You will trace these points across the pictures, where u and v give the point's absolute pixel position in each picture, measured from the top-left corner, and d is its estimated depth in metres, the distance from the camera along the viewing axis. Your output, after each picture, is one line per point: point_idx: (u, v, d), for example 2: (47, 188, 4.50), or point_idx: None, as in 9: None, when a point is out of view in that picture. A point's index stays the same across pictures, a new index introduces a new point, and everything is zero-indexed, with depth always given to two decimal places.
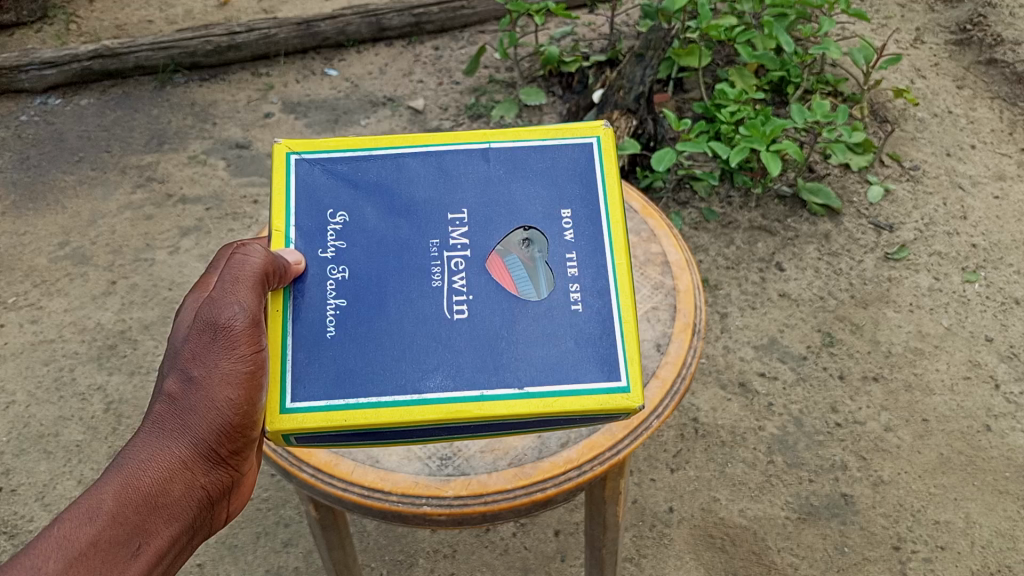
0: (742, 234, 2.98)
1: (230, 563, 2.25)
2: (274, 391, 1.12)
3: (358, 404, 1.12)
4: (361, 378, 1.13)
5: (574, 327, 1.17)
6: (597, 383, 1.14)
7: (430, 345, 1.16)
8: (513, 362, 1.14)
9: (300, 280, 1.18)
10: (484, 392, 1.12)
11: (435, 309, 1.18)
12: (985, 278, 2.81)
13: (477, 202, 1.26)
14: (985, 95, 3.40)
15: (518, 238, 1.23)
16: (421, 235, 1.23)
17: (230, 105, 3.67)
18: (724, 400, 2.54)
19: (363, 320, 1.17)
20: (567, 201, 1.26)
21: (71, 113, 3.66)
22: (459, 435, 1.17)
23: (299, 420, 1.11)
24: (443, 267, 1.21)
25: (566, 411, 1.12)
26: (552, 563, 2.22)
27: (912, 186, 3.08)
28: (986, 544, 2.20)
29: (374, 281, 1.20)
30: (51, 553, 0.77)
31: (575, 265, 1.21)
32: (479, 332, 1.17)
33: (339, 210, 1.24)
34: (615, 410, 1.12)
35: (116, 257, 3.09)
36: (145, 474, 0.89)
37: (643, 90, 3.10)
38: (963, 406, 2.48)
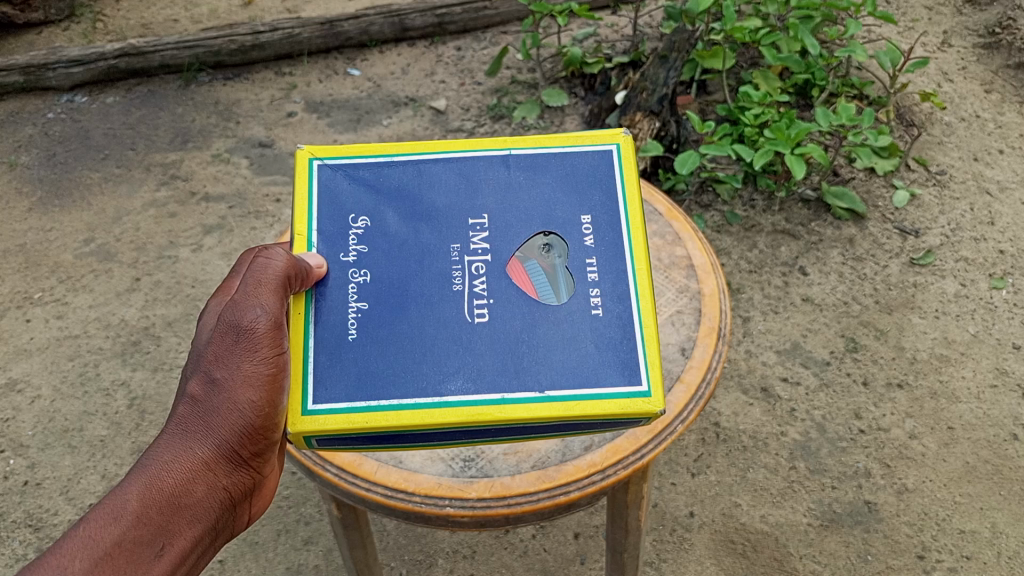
0: (765, 238, 2.96)
1: (251, 561, 2.26)
2: (296, 393, 1.12)
3: (379, 406, 1.12)
4: (383, 380, 1.13)
5: (594, 331, 1.17)
6: (617, 388, 1.13)
7: (452, 348, 1.16)
8: (534, 365, 1.14)
9: (321, 283, 1.19)
10: (505, 394, 1.12)
11: (456, 313, 1.18)
12: (1013, 285, 2.78)
13: (497, 207, 1.25)
14: (1013, 99, 3.37)
15: (538, 243, 1.23)
16: (441, 239, 1.23)
17: (254, 104, 3.70)
18: (746, 404, 2.52)
19: (384, 323, 1.17)
20: (587, 207, 1.25)
21: (97, 111, 3.71)
22: (481, 438, 1.16)
23: (321, 421, 1.11)
24: (464, 272, 1.21)
25: (587, 415, 1.11)
26: (571, 565, 2.21)
27: (938, 190, 3.06)
28: (1013, 554, 2.17)
29: (395, 284, 1.20)
30: (76, 553, 0.77)
31: (595, 270, 1.21)
32: (501, 335, 1.16)
33: (361, 215, 1.24)
34: (637, 414, 1.12)
35: (141, 254, 3.12)
36: (168, 475, 0.89)
37: (666, 92, 3.11)
38: (989, 415, 2.45)
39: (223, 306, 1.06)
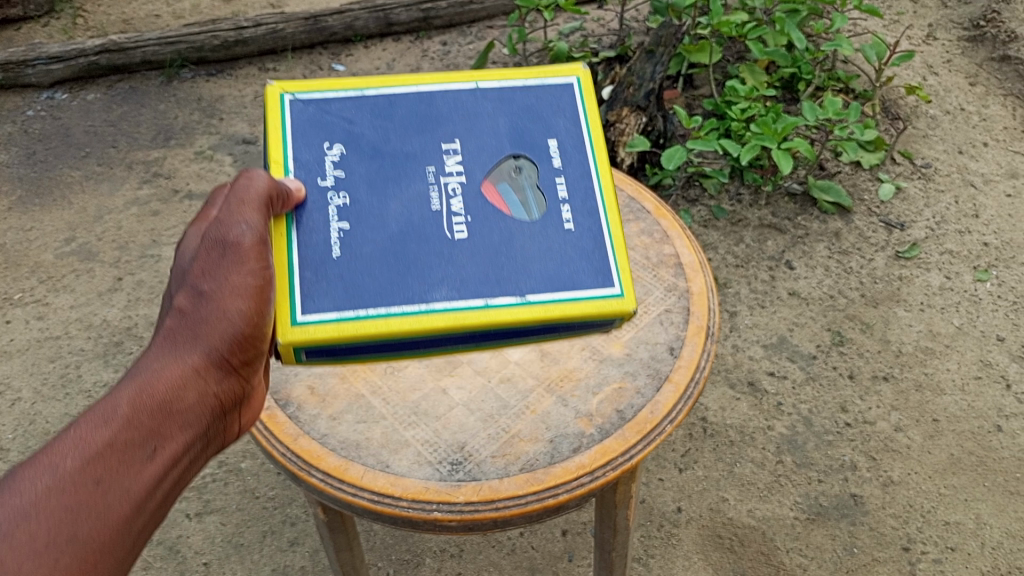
0: (752, 233, 2.96)
1: (237, 562, 2.24)
2: (283, 306, 1.10)
3: (368, 315, 1.10)
4: (370, 291, 1.11)
5: (568, 243, 1.18)
6: (589, 291, 1.15)
7: (435, 262, 1.14)
8: (514, 273, 1.14)
9: (300, 205, 1.15)
10: (488, 299, 1.12)
11: (437, 231, 1.16)
12: (997, 277, 2.80)
13: (470, 133, 1.24)
14: (998, 92, 3.42)
15: (509, 166, 1.22)
16: (416, 163, 1.21)
17: (237, 100, 3.67)
18: (733, 399, 2.52)
19: (368, 240, 1.15)
20: (553, 132, 1.25)
21: (77, 108, 3.66)
22: (467, 346, 1.16)
23: (311, 331, 1.09)
24: (441, 192, 1.19)
25: (567, 316, 1.13)
26: (559, 563, 2.21)
27: (923, 183, 3.08)
28: (996, 545, 2.18)
29: (375, 204, 1.17)
30: (68, 454, 0.81)
31: (565, 188, 1.21)
32: (481, 245, 1.16)
33: (334, 141, 1.21)
34: (611, 314, 1.14)
35: (123, 254, 3.08)
36: (158, 381, 0.90)
37: (653, 86, 3.09)
38: (974, 406, 2.46)
39: (210, 222, 1.06)
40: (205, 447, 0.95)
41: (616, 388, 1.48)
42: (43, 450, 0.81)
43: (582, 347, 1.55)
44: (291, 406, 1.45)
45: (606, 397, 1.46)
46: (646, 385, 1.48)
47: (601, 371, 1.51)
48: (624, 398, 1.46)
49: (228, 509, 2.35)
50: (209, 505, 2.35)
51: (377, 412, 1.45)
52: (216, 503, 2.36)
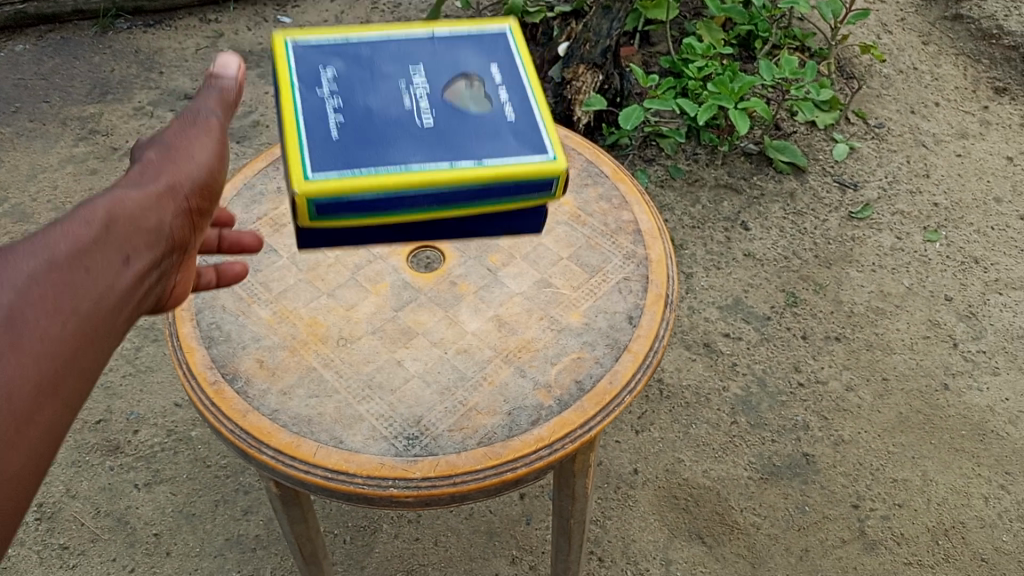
0: (708, 193, 2.96)
1: (188, 532, 2.19)
2: (292, 163, 1.04)
3: (360, 172, 1.04)
4: (358, 155, 1.06)
5: (512, 125, 1.13)
6: (527, 143, 1.09)
7: (406, 140, 1.09)
8: (472, 133, 1.10)
9: (295, 104, 1.12)
10: (452, 152, 1.07)
11: (409, 121, 1.11)
12: (946, 238, 2.85)
13: (434, 58, 1.20)
14: (949, 51, 3.50)
15: (463, 81, 1.18)
16: (387, 78, 1.17)
17: (178, 53, 3.52)
18: (689, 360, 2.52)
19: (355, 127, 1.10)
20: (495, 58, 1.22)
21: (5, 60, 3.47)
22: (451, 205, 1.11)
23: (318, 183, 1.03)
24: (410, 96, 1.15)
25: (511, 175, 1.08)
26: (517, 526, 2.21)
27: (876, 143, 3.12)
28: (941, 501, 2.23)
29: (361, 109, 1.12)
30: (42, 251, 0.83)
31: (505, 90, 1.17)
32: (447, 116, 1.12)
33: (323, 66, 1.17)
34: (544, 175, 1.10)
35: (60, 215, 2.93)
36: (127, 203, 0.93)
37: (609, 44, 2.98)
38: (922, 365, 2.51)
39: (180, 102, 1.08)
40: (156, 280, 0.98)
41: (575, 358, 1.45)
42: (32, 237, 0.84)
43: (540, 317, 1.51)
44: (239, 381, 1.40)
45: (565, 366, 1.44)
46: (605, 355, 1.46)
47: (560, 341, 1.48)
48: (583, 368, 1.44)
49: (178, 479, 2.29)
50: (158, 475, 2.29)
51: (329, 386, 1.41)
52: (166, 473, 2.30)
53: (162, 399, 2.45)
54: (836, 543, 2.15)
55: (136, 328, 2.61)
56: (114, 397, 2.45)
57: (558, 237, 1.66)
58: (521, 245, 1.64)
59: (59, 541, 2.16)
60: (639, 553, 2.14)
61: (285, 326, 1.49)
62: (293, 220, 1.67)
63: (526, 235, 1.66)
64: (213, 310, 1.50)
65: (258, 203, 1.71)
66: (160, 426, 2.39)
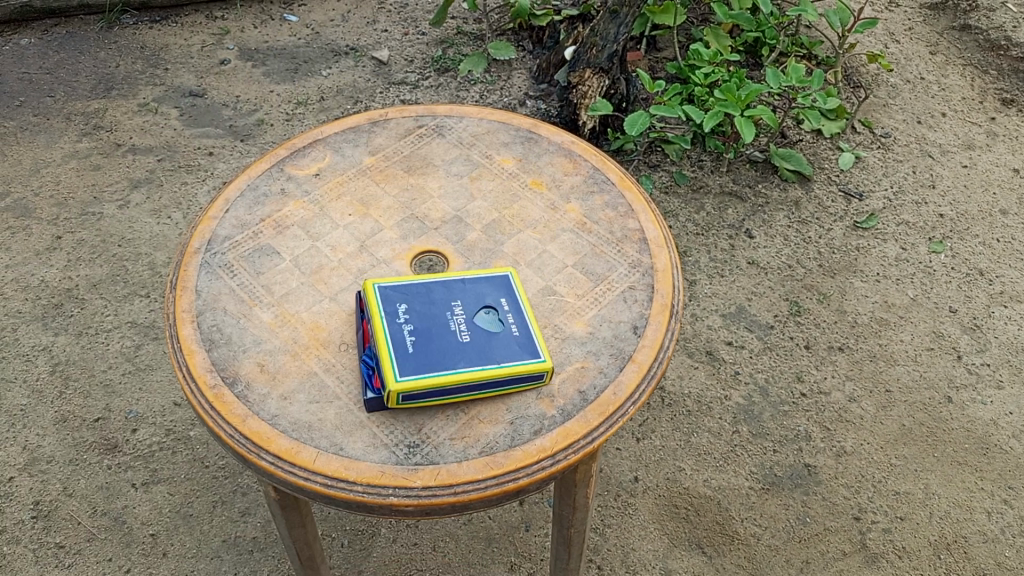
0: (712, 200, 2.95)
1: (185, 533, 2.17)
2: (386, 369, 1.29)
3: (435, 376, 1.29)
4: (430, 361, 1.30)
5: (524, 337, 1.37)
6: (537, 361, 1.35)
7: (459, 351, 1.32)
8: (500, 346, 1.34)
9: (379, 327, 1.34)
10: (487, 362, 1.32)
11: (458, 337, 1.34)
12: (951, 249, 2.84)
13: (470, 287, 1.43)
14: (957, 62, 3.49)
15: (489, 305, 1.41)
16: (442, 306, 1.39)
17: (184, 50, 3.52)
18: (691, 368, 2.51)
19: (425, 338, 1.33)
20: (508, 285, 1.45)
21: (10, 54, 3.47)
22: (488, 391, 1.35)
23: (408, 385, 1.28)
24: (458, 316, 1.37)
25: (529, 372, 1.34)
26: (516, 532, 2.20)
27: (882, 153, 3.12)
28: (944, 514, 2.21)
29: (427, 324, 1.35)
30: None
31: (514, 310, 1.40)
32: (481, 326, 1.37)
33: (396, 299, 1.38)
34: (536, 371, 1.34)
35: (62, 210, 2.92)
36: None
37: (616, 48, 2.98)
38: (925, 377, 2.50)
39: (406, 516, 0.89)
40: None
41: (578, 367, 1.44)
42: None
43: (544, 325, 1.50)
44: (240, 384, 1.39)
45: (569, 376, 1.42)
46: (609, 365, 1.44)
47: (563, 350, 1.46)
48: (587, 378, 1.42)
49: (176, 479, 2.28)
50: (157, 474, 2.28)
51: (330, 391, 1.39)
52: (164, 473, 2.29)
53: (163, 397, 2.44)
54: (837, 555, 2.13)
55: (136, 327, 2.60)
56: (114, 395, 2.44)
57: (562, 244, 1.65)
58: (526, 252, 1.63)
59: (56, 540, 2.15)
60: (639, 562, 2.12)
61: (287, 329, 1.48)
62: (296, 223, 1.67)
63: (530, 243, 1.65)
64: (214, 313, 1.50)
65: (261, 204, 1.70)
66: (160, 425, 2.38)
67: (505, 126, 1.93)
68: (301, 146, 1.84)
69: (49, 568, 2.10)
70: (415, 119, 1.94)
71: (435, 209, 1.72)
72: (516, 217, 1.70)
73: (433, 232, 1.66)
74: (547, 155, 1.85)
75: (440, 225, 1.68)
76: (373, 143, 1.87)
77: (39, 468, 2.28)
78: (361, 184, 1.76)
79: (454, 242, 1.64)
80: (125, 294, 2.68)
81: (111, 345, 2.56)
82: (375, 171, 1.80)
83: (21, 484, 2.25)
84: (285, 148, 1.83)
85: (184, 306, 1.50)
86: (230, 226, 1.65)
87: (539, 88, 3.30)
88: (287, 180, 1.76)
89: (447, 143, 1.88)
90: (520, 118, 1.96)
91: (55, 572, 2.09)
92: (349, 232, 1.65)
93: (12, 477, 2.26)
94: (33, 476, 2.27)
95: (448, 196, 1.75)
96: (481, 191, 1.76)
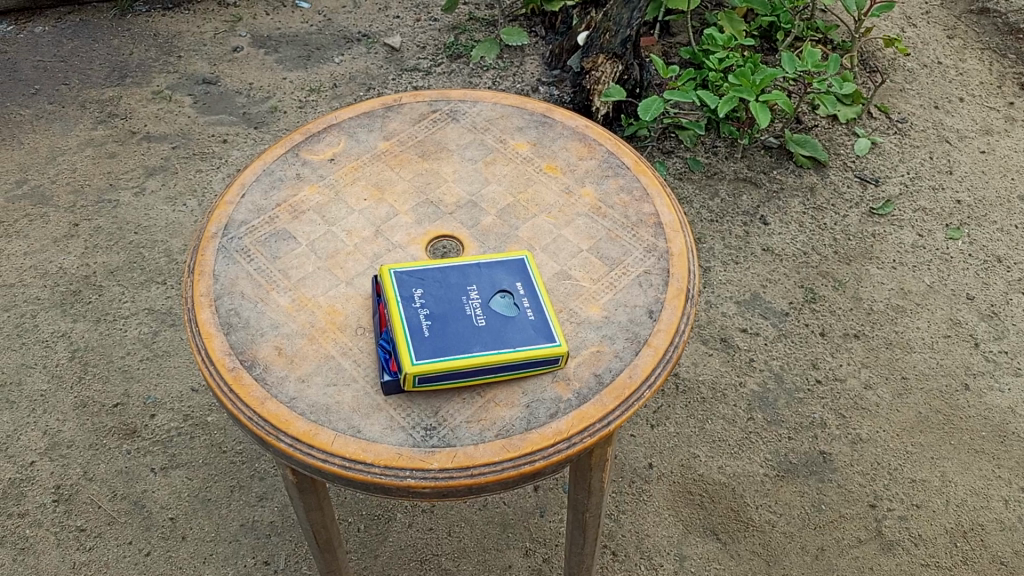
0: (727, 186, 2.93)
1: (204, 517, 2.20)
2: (402, 353, 1.29)
3: (451, 359, 1.30)
4: (446, 345, 1.31)
5: (540, 321, 1.37)
6: (552, 345, 1.35)
7: (475, 335, 1.33)
8: (516, 331, 1.34)
9: (395, 312, 1.34)
10: (502, 345, 1.33)
11: (474, 321, 1.34)
12: (969, 236, 2.82)
13: (485, 271, 1.43)
14: (975, 46, 3.45)
15: (505, 289, 1.41)
16: (457, 290, 1.39)
17: (197, 37, 3.52)
18: (705, 355, 2.51)
19: (441, 322, 1.34)
20: (524, 270, 1.45)
21: (25, 42, 3.48)
22: (504, 374, 1.36)
23: (424, 368, 1.29)
24: (473, 300, 1.38)
25: (545, 356, 1.34)
26: (531, 518, 2.21)
27: (899, 139, 3.09)
28: (960, 502, 2.21)
29: (443, 309, 1.36)
30: None
31: (530, 294, 1.40)
32: (497, 310, 1.37)
33: (412, 284, 1.39)
34: (552, 355, 1.34)
35: (78, 198, 2.94)
36: None
37: (630, 34, 2.97)
38: (942, 364, 2.49)
39: None
40: None
41: (594, 351, 1.44)
42: None
43: (560, 309, 1.50)
44: (258, 367, 1.40)
45: (584, 360, 1.42)
46: (625, 349, 1.44)
47: (579, 334, 1.46)
48: (602, 362, 1.42)
49: (194, 464, 2.30)
50: (175, 459, 2.31)
51: (347, 374, 1.39)
52: (182, 458, 2.31)
53: (179, 383, 2.46)
54: (853, 542, 2.13)
55: (153, 313, 2.62)
56: (131, 381, 2.46)
57: (578, 229, 1.65)
58: (541, 237, 1.63)
59: (77, 523, 2.17)
60: (654, 548, 2.12)
61: (304, 313, 1.48)
62: (312, 208, 1.67)
63: (546, 227, 1.65)
64: (232, 297, 1.50)
65: (276, 189, 1.70)
66: (177, 410, 2.40)
67: (520, 110, 1.92)
68: (316, 131, 1.84)
69: (70, 551, 2.12)
70: (429, 103, 1.94)
71: (450, 194, 1.72)
72: (532, 202, 1.70)
73: (448, 217, 1.66)
74: (561, 139, 1.84)
75: (455, 209, 1.68)
76: (388, 128, 1.87)
77: (59, 453, 2.31)
78: (376, 169, 1.76)
79: (469, 227, 1.64)
80: (142, 281, 2.70)
81: (128, 331, 2.58)
82: (390, 156, 1.80)
83: (41, 469, 2.27)
84: (300, 133, 1.83)
85: (202, 291, 1.51)
86: (247, 211, 1.66)
87: (552, 74, 3.29)
88: (303, 165, 1.76)
89: (461, 128, 1.88)
90: (534, 103, 1.95)
91: (76, 555, 2.12)
92: (364, 216, 1.66)
93: (32, 461, 2.28)
94: (53, 460, 2.29)
95: (463, 180, 1.74)
96: (496, 176, 1.76)
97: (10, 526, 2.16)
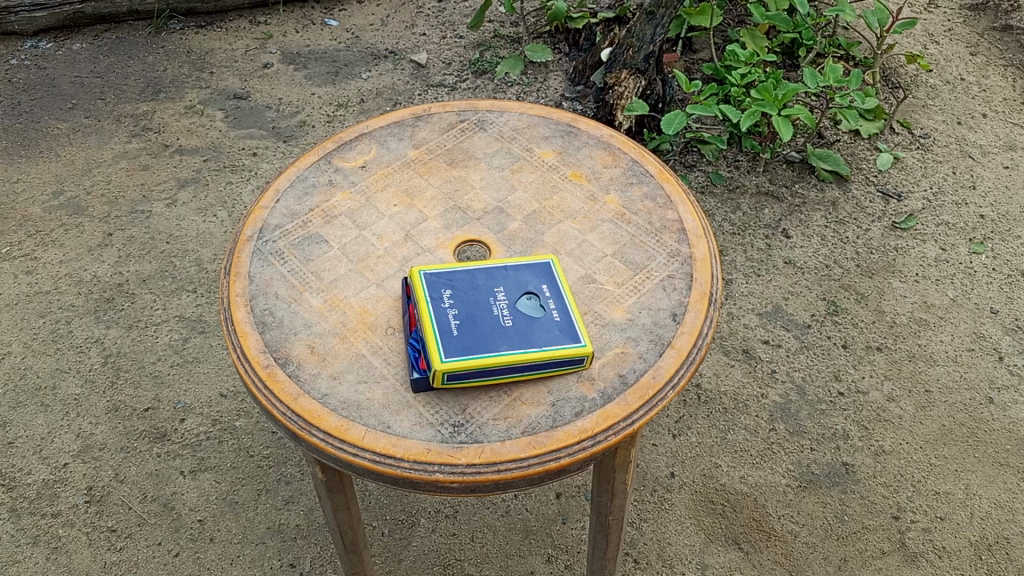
0: (749, 200, 2.96)
1: (231, 520, 2.23)
2: (432, 350, 1.33)
3: (477, 357, 1.33)
4: (474, 344, 1.34)
5: (564, 322, 1.40)
6: (577, 345, 1.38)
7: (502, 334, 1.36)
8: (542, 331, 1.38)
9: (426, 311, 1.38)
10: (529, 345, 1.36)
11: (500, 320, 1.38)
12: (992, 250, 2.82)
13: (512, 274, 1.46)
14: (998, 63, 3.46)
15: (530, 292, 1.44)
16: (485, 292, 1.43)
17: (228, 54, 3.62)
18: (727, 366, 2.52)
19: (469, 321, 1.37)
20: (550, 273, 1.48)
21: (63, 58, 3.60)
22: (530, 374, 1.39)
23: (452, 365, 1.32)
24: (500, 302, 1.41)
25: (570, 355, 1.37)
26: (553, 525, 2.22)
27: (921, 154, 3.10)
28: (985, 515, 2.19)
29: (472, 309, 1.39)
30: None
31: (555, 296, 1.44)
32: (523, 311, 1.40)
33: (443, 286, 1.42)
34: (576, 355, 1.37)
35: (112, 209, 3.01)
36: None
37: (652, 50, 3.03)
38: (966, 378, 2.48)
39: None
40: None
41: (618, 352, 1.47)
42: None
43: (584, 312, 1.53)
44: (291, 365, 1.44)
45: (609, 360, 1.45)
46: (649, 351, 1.47)
47: (604, 335, 1.49)
48: (627, 362, 1.45)
49: (222, 467, 2.34)
50: (203, 463, 2.35)
51: (377, 372, 1.43)
52: (211, 461, 2.35)
53: (208, 389, 2.51)
54: (876, 554, 2.12)
55: (183, 320, 2.68)
56: (162, 386, 2.52)
57: (602, 234, 1.68)
58: (566, 242, 1.66)
59: (107, 524, 2.22)
60: (675, 556, 2.13)
61: (336, 313, 1.52)
62: (344, 213, 1.72)
63: (571, 232, 1.68)
64: (266, 297, 1.55)
65: (310, 194, 1.76)
66: (206, 415, 2.45)
67: (546, 120, 1.96)
68: (348, 139, 1.90)
69: (101, 551, 2.17)
70: (457, 114, 1.99)
71: (478, 200, 1.76)
72: (557, 208, 1.74)
73: (475, 222, 1.70)
74: (587, 148, 1.88)
75: (483, 215, 1.72)
76: (417, 137, 1.92)
77: (90, 456, 2.36)
78: (406, 176, 1.81)
79: (496, 232, 1.68)
80: (173, 289, 2.77)
81: (159, 337, 2.64)
82: (420, 164, 1.85)
83: (74, 471, 2.33)
84: (332, 141, 1.88)
85: (238, 291, 1.56)
86: (280, 216, 1.71)
87: (575, 90, 3.34)
88: (335, 172, 1.81)
89: (489, 137, 1.92)
90: (560, 113, 1.99)
91: (106, 555, 2.16)
92: (394, 221, 1.70)
93: (65, 463, 2.34)
94: (85, 463, 2.34)
95: (490, 187, 1.79)
96: (523, 183, 1.80)
97: (42, 526, 2.21)
